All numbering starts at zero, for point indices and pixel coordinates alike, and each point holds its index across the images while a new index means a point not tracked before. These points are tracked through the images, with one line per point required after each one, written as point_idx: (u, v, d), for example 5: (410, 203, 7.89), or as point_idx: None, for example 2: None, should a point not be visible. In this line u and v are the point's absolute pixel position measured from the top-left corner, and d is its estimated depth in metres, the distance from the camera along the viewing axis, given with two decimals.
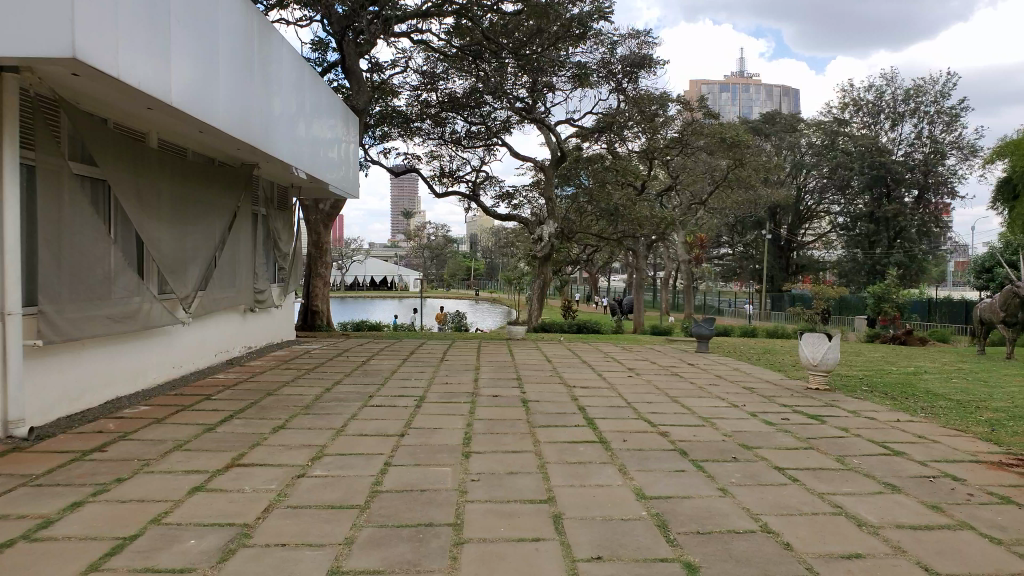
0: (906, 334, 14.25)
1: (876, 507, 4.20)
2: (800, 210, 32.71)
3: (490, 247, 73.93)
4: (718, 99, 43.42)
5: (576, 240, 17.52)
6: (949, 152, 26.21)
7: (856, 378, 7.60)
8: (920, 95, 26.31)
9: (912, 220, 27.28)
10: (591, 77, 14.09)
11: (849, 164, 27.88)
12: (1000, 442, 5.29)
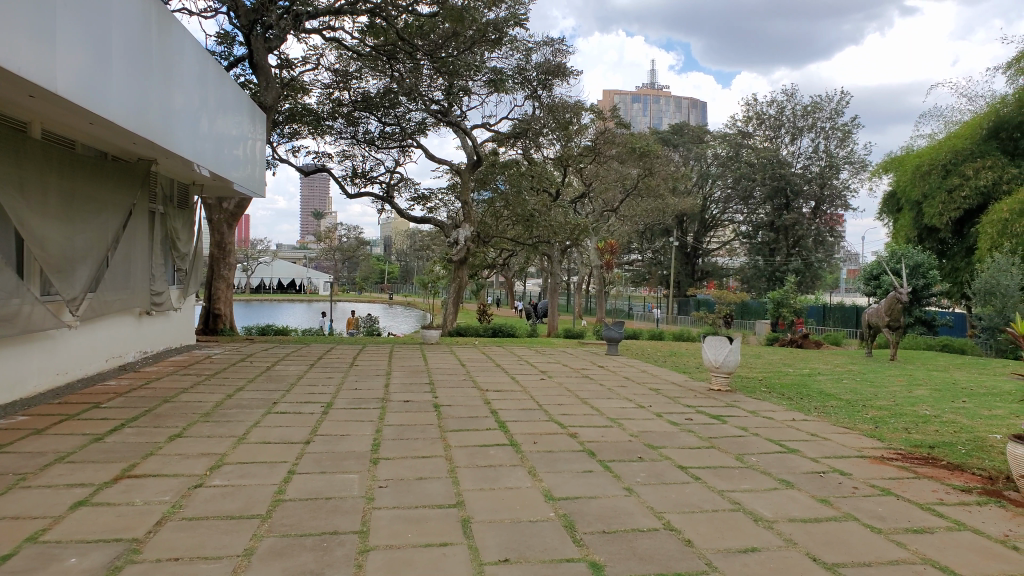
0: (803, 338, 15.02)
1: (770, 503, 4.39)
2: (705, 218, 33.89)
3: (405, 251, 73.21)
4: (630, 110, 44.24)
5: (493, 245, 17.51)
6: (844, 166, 27.80)
7: (755, 380, 7.93)
8: (817, 111, 27.90)
9: (810, 229, 28.76)
10: (507, 83, 14.20)
11: (753, 174, 28.97)
12: (883, 438, 5.63)
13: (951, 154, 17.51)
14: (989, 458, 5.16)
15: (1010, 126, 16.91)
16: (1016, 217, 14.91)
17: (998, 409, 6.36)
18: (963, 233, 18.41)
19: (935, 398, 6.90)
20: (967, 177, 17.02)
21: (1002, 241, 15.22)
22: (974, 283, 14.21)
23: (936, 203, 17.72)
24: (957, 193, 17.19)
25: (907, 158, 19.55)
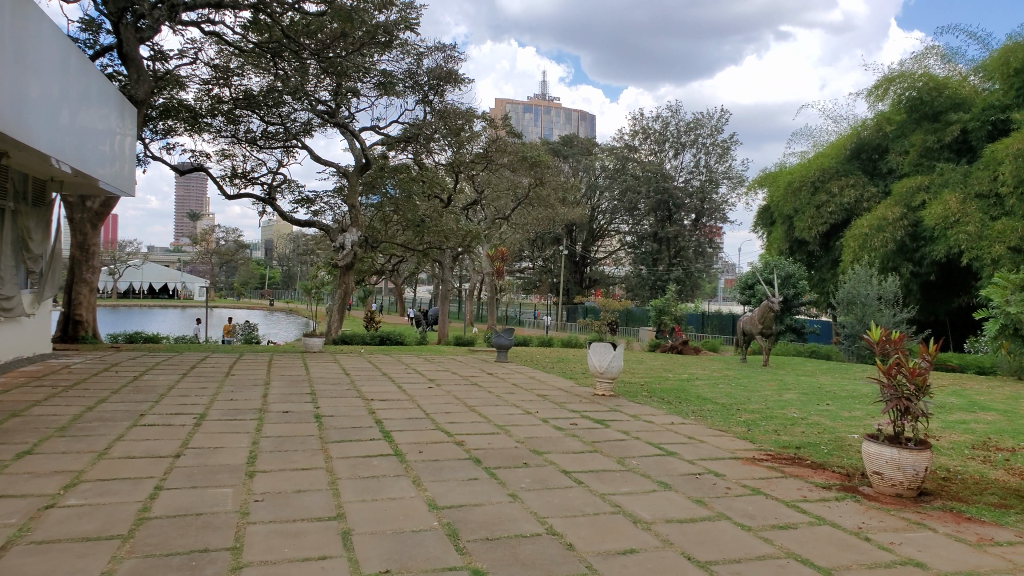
0: (683, 344, 15.67)
1: (649, 505, 4.52)
2: (593, 228, 34.72)
3: (289, 256, 70.88)
4: (521, 120, 44.97)
5: (381, 251, 17.25)
6: (722, 181, 29.37)
7: (638, 385, 8.17)
8: (698, 128, 29.37)
9: (691, 240, 30.10)
10: (397, 87, 14.17)
11: (638, 187, 29.87)
12: (755, 440, 5.93)
13: (819, 172, 18.76)
14: (847, 457, 5.54)
15: (869, 149, 18.70)
16: (875, 232, 16.12)
17: (856, 411, 6.84)
18: (829, 246, 19.73)
19: (802, 401, 7.34)
20: (832, 194, 18.23)
21: (862, 254, 16.38)
22: (838, 293, 15.18)
23: (805, 217, 18.79)
24: (824, 209, 18.36)
25: (781, 174, 20.79)
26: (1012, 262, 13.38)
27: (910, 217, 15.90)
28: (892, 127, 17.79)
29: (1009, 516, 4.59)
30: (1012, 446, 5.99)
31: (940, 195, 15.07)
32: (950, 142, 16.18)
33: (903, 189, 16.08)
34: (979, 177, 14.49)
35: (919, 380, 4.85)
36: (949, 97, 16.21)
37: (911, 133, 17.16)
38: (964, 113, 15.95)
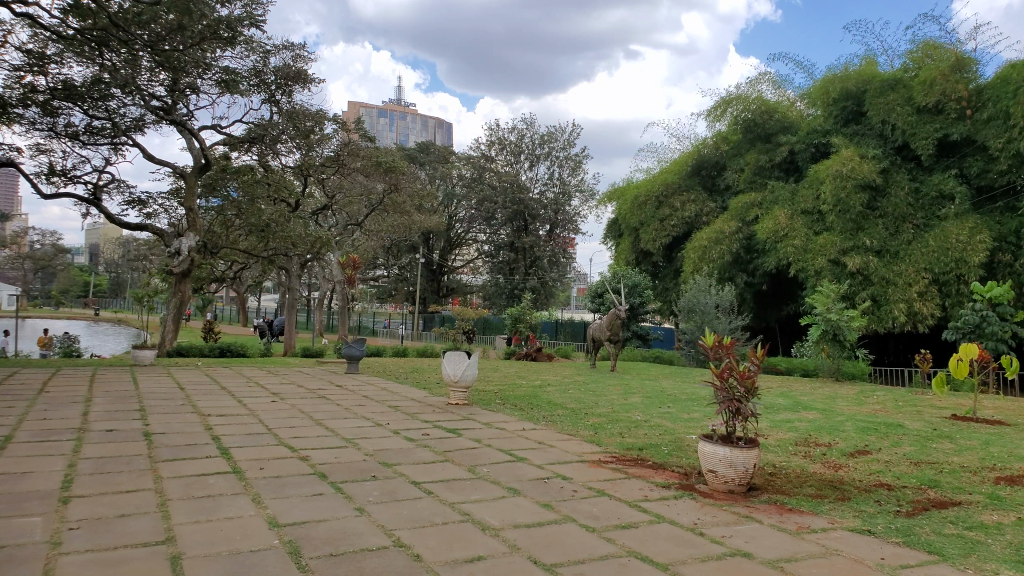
0: (536, 351, 16.03)
1: (498, 511, 4.55)
2: (450, 236, 34.86)
3: (122, 262, 65.72)
4: (376, 125, 44.85)
5: (221, 256, 16.59)
6: (574, 194, 30.52)
7: (490, 392, 8.25)
8: (552, 141, 30.31)
9: (545, 250, 30.91)
10: (240, 85, 13.58)
11: (494, 197, 30.00)
12: (601, 443, 6.14)
13: (663, 187, 19.79)
14: (685, 456, 5.86)
15: (708, 166, 19.90)
16: (714, 244, 17.19)
17: (694, 413, 7.26)
18: (671, 257, 20.91)
19: (646, 405, 7.69)
20: (675, 209, 19.30)
21: (702, 264, 17.38)
22: (680, 301, 16.06)
23: (650, 229, 19.78)
24: (667, 222, 19.38)
25: (628, 189, 21.73)
26: (832, 273, 14.87)
27: (744, 231, 17.15)
28: (729, 146, 19.20)
29: (824, 505, 5.01)
30: (828, 441, 6.58)
31: (771, 211, 16.37)
32: (779, 162, 17.70)
33: (738, 205, 17.34)
34: (804, 196, 15.87)
35: (748, 382, 5.19)
36: (778, 121, 17.79)
37: (745, 152, 18.58)
38: (791, 136, 17.53)
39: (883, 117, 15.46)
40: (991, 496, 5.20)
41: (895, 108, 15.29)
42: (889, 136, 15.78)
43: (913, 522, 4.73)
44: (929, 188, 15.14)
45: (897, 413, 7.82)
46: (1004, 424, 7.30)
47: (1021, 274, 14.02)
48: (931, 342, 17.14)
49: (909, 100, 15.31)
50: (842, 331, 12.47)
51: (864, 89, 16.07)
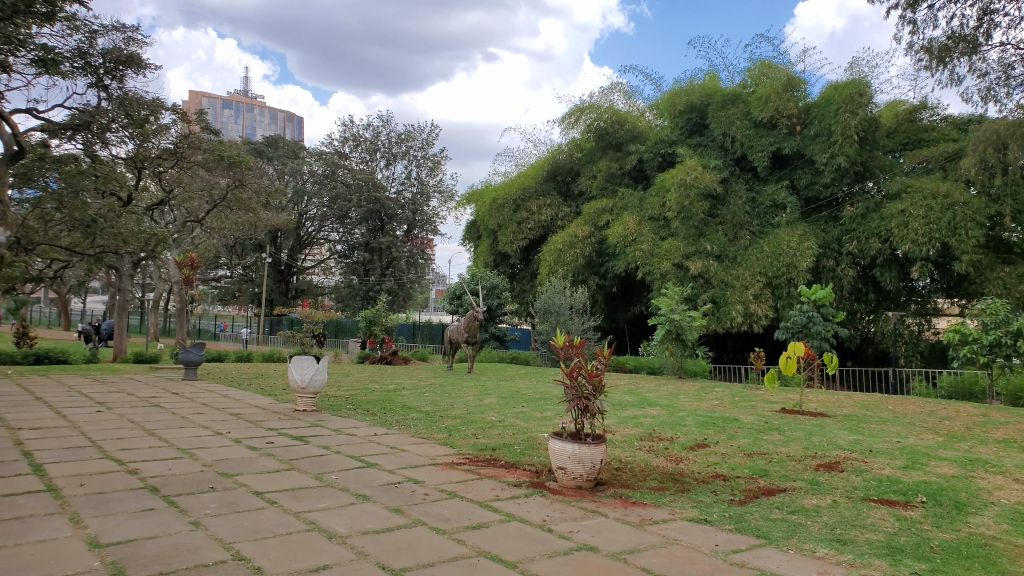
0: (392, 354, 15.82)
1: (345, 518, 4.43)
2: (300, 236, 33.46)
3: None
4: (221, 116, 43.18)
5: (38, 253, 15.17)
6: (432, 195, 30.51)
7: (342, 398, 8.05)
8: (410, 140, 30.28)
9: (403, 251, 30.66)
10: (63, 66, 12.50)
11: (348, 196, 29.30)
12: (454, 445, 6.14)
13: (520, 190, 20.10)
14: (537, 455, 5.98)
15: (563, 172, 20.40)
16: (568, 247, 17.68)
17: (546, 412, 7.42)
18: (528, 259, 21.35)
19: (500, 405, 7.78)
20: (532, 212, 19.72)
21: (557, 267, 17.77)
22: (536, 303, 16.39)
23: (507, 232, 20.01)
24: (524, 225, 19.72)
25: (485, 193, 21.89)
26: (677, 276, 15.71)
27: (596, 236, 17.79)
28: (582, 153, 19.85)
29: (665, 497, 5.27)
30: (670, 436, 6.94)
31: (621, 217, 17.05)
32: (629, 169, 18.50)
33: (591, 210, 17.91)
34: (650, 203, 16.62)
35: (596, 381, 5.36)
36: (628, 130, 18.51)
37: (598, 159, 19.28)
38: (640, 145, 18.39)
39: (724, 130, 16.59)
40: (812, 482, 5.67)
41: (734, 122, 16.45)
42: (729, 148, 16.96)
43: (744, 509, 5.07)
44: (763, 198, 16.43)
45: (733, 407, 8.39)
46: (824, 415, 8.01)
47: (841, 279, 15.60)
48: (765, 341, 18.57)
49: (747, 115, 16.56)
50: (684, 331, 13.43)
51: (707, 102, 17.19)
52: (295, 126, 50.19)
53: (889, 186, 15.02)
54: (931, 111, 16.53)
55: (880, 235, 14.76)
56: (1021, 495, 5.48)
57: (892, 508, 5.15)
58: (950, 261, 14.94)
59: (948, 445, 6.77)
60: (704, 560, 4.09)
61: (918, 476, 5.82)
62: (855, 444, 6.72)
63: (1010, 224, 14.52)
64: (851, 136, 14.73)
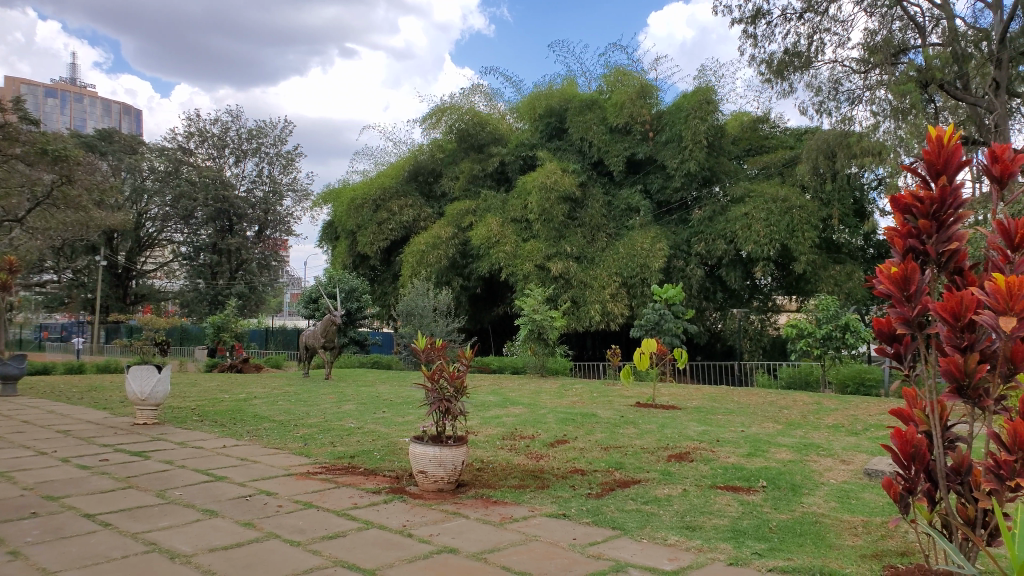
0: (243, 363, 15.26)
1: (189, 536, 4.17)
2: (139, 237, 31.17)
3: None
4: (44, 106, 39.84)
5: None
6: (286, 194, 29.57)
7: (187, 409, 7.61)
8: (261, 136, 29.10)
9: (254, 253, 29.45)
10: None
11: (193, 193, 27.57)
12: (310, 454, 5.96)
13: (379, 191, 19.42)
14: (397, 460, 5.92)
15: (425, 173, 20.14)
16: (430, 248, 17.50)
17: (407, 416, 7.36)
18: (389, 261, 20.95)
19: (359, 411, 7.63)
20: (392, 213, 19.12)
21: (420, 269, 17.59)
22: (398, 305, 16.18)
23: (367, 233, 19.30)
24: (384, 225, 19.11)
25: (343, 191, 21.20)
26: (538, 277, 15.91)
27: (459, 237, 17.78)
28: (444, 154, 19.74)
29: (526, 494, 5.35)
30: (532, 433, 7.06)
31: (484, 218, 17.15)
32: (491, 171, 18.66)
33: (453, 211, 17.87)
34: (512, 205, 16.78)
35: (458, 383, 5.31)
36: (490, 132, 18.67)
37: (460, 161, 19.28)
38: (501, 148, 18.62)
39: (582, 134, 17.10)
40: (664, 472, 5.94)
41: (591, 127, 17.02)
42: (586, 151, 17.51)
43: (601, 502, 5.23)
44: (619, 201, 17.11)
45: (591, 403, 8.67)
46: (676, 408, 8.44)
47: (690, 279, 16.44)
48: (621, 339, 19.40)
49: (602, 120, 17.20)
50: (546, 330, 13.98)
51: (565, 107, 17.70)
52: (130, 120, 46.83)
53: (734, 190, 16.09)
54: (771, 123, 17.97)
55: (725, 236, 15.78)
56: (846, 475, 6.00)
57: (736, 494, 5.49)
58: (787, 261, 16.21)
59: (785, 432, 7.31)
60: (562, 555, 4.18)
61: (759, 462, 6.25)
62: (704, 434, 7.11)
63: (837, 226, 15.94)
64: (700, 142, 15.73)
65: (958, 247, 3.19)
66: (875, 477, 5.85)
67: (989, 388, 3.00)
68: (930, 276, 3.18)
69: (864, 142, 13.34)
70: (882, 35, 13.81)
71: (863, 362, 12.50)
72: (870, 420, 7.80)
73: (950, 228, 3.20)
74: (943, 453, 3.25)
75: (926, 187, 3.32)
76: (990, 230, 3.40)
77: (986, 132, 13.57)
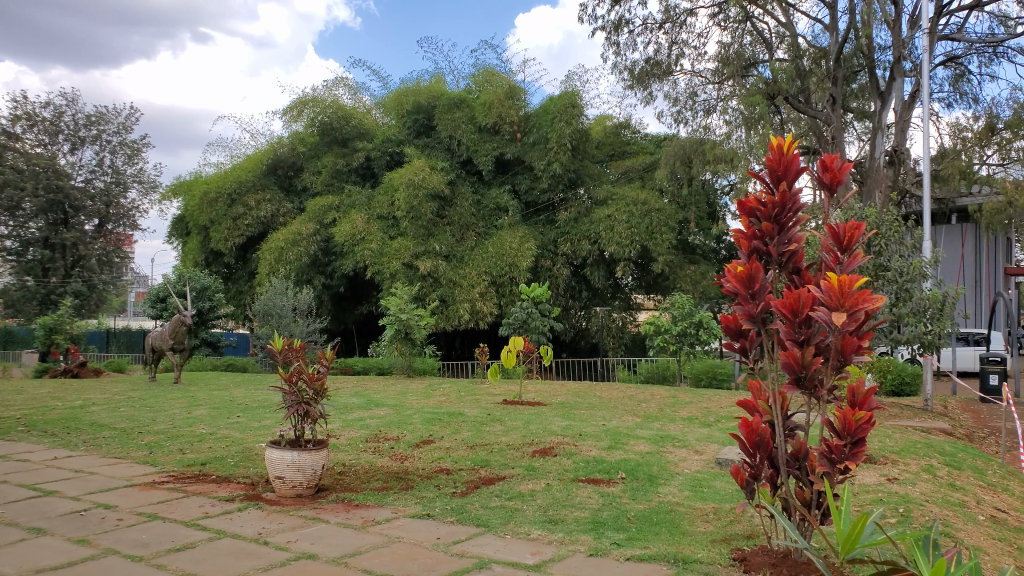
0: (79, 367, 14.15)
1: (11, 558, 3.80)
2: None
3: None
4: None
5: None
6: (131, 185, 26.63)
7: (11, 419, 6.95)
8: (102, 123, 26.30)
9: (94, 249, 26.08)
10: None
11: (20, 182, 23.85)
12: (155, 463, 5.61)
13: (235, 183, 18.50)
14: (253, 466, 5.68)
15: (284, 166, 19.37)
16: (290, 245, 16.87)
17: (264, 420, 7.08)
18: (245, 257, 20.02)
19: (212, 416, 7.27)
20: (249, 207, 18.32)
21: (278, 266, 16.89)
22: (254, 305, 15.46)
23: (221, 228, 18.37)
24: (240, 221, 18.27)
25: (195, 183, 19.92)
26: (405, 276, 15.68)
27: (321, 233, 17.24)
28: (306, 148, 18.98)
29: (389, 496, 5.27)
30: (396, 435, 6.98)
31: (349, 214, 16.76)
32: (356, 167, 18.23)
33: (315, 207, 17.34)
34: (378, 202, 16.47)
35: (317, 385, 5.16)
36: (354, 127, 18.28)
37: (323, 155, 18.69)
38: (366, 143, 18.21)
39: (451, 133, 17.13)
40: (528, 468, 6.05)
41: (460, 126, 17.07)
42: (455, 150, 17.51)
43: (466, 500, 5.25)
44: (488, 201, 17.29)
45: (457, 402, 8.69)
46: (541, 404, 8.62)
47: (557, 277, 16.85)
48: (489, 337, 19.68)
49: (471, 119, 17.29)
50: (413, 329, 13.85)
51: (433, 104, 17.71)
52: None
53: (597, 192, 16.63)
54: (633, 129, 18.76)
55: (590, 237, 16.32)
56: (699, 464, 6.34)
57: (597, 486, 5.67)
58: (647, 261, 17.03)
59: (644, 425, 7.64)
60: (426, 555, 4.15)
61: (619, 455, 6.48)
62: (567, 429, 7.31)
63: (693, 228, 16.83)
64: (564, 144, 16.32)
65: (796, 248, 3.50)
66: (725, 466, 6.22)
67: (823, 378, 3.32)
68: (773, 275, 3.48)
69: (717, 149, 14.31)
70: (734, 48, 14.73)
71: (716, 357, 13.26)
72: (721, 412, 8.29)
73: (789, 231, 3.51)
74: (783, 441, 3.52)
75: (769, 192, 3.59)
76: (824, 233, 3.70)
77: (824, 143, 14.71)
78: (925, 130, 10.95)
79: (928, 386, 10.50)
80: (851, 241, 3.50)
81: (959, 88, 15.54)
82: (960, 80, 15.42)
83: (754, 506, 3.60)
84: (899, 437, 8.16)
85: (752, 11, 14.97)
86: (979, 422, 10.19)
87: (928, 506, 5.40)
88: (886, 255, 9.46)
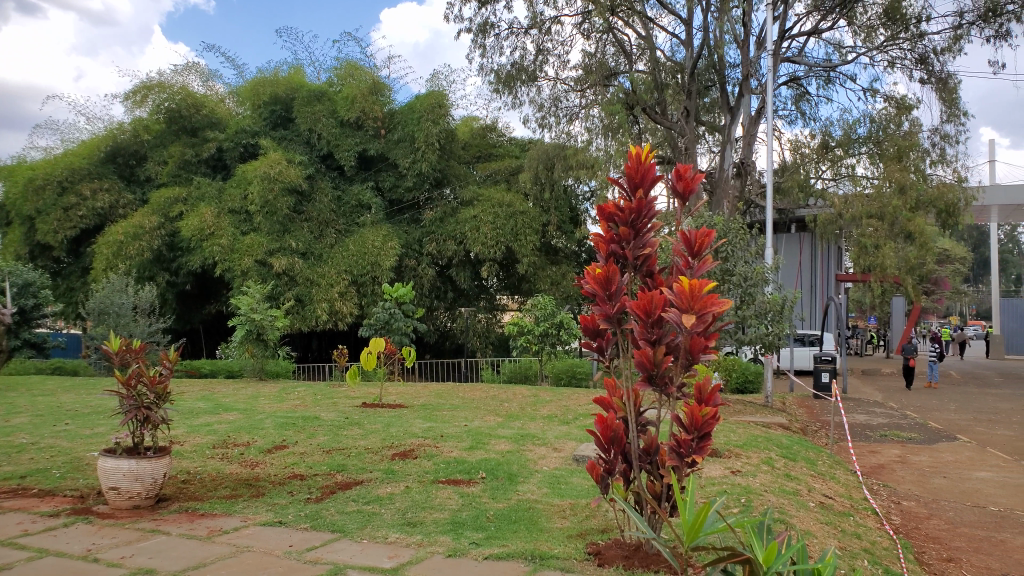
0: None
1: None
2: None
3: None
4: None
5: None
6: None
7: None
8: None
9: None
10: None
11: None
12: None
13: (67, 171, 17.07)
14: (83, 477, 5.24)
15: (125, 154, 18.02)
16: (130, 240, 15.75)
17: (97, 427, 6.56)
18: (78, 252, 18.49)
19: (34, 424, 6.65)
20: (83, 197, 16.95)
21: (117, 262, 15.74)
22: (88, 303, 14.25)
23: (49, 219, 16.89)
24: (73, 212, 16.89)
25: (19, 168, 18.15)
26: (258, 274, 15.03)
27: (166, 227, 16.29)
28: (149, 136, 17.61)
29: (238, 504, 5.03)
30: (247, 441, 6.66)
31: (197, 207, 15.85)
32: (206, 157, 17.33)
33: (160, 200, 16.30)
34: (230, 195, 15.68)
35: (159, 388, 4.83)
36: (205, 116, 17.37)
37: (170, 144, 17.56)
38: (218, 133, 17.34)
39: (310, 125, 16.60)
40: (386, 471, 5.95)
41: (321, 119, 16.61)
42: (314, 144, 16.89)
43: (321, 505, 5.08)
44: (350, 198, 16.86)
45: (313, 406, 8.42)
46: (403, 406, 8.54)
47: (422, 278, 16.76)
48: (348, 339, 19.40)
49: (332, 113, 16.90)
50: (266, 330, 13.25)
51: (292, 96, 17.15)
52: None
53: (463, 193, 16.89)
54: (499, 132, 19.06)
55: (456, 237, 16.48)
56: (557, 461, 6.49)
57: (457, 486, 5.67)
58: (511, 263, 17.44)
59: (505, 424, 7.73)
60: (277, 563, 3.99)
61: (480, 454, 6.53)
62: (429, 430, 7.27)
63: (555, 232, 17.28)
64: (432, 144, 16.42)
65: (650, 252, 3.64)
66: (581, 462, 6.40)
67: (673, 375, 3.48)
68: (628, 278, 3.61)
69: (579, 155, 15.03)
70: (596, 58, 15.28)
71: (576, 356, 13.70)
72: (579, 409, 8.55)
73: (644, 236, 3.65)
74: (635, 436, 3.66)
75: (626, 198, 3.71)
76: (675, 239, 3.88)
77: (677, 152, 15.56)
78: (768, 144, 11.80)
79: (767, 384, 11.30)
80: (701, 247, 3.69)
81: (800, 107, 16.88)
82: (800, 100, 16.76)
83: (608, 501, 3.71)
84: (742, 432, 8.73)
85: (614, 23, 15.52)
86: (812, 416, 11.10)
87: (765, 495, 5.80)
88: (732, 261, 10.15)
